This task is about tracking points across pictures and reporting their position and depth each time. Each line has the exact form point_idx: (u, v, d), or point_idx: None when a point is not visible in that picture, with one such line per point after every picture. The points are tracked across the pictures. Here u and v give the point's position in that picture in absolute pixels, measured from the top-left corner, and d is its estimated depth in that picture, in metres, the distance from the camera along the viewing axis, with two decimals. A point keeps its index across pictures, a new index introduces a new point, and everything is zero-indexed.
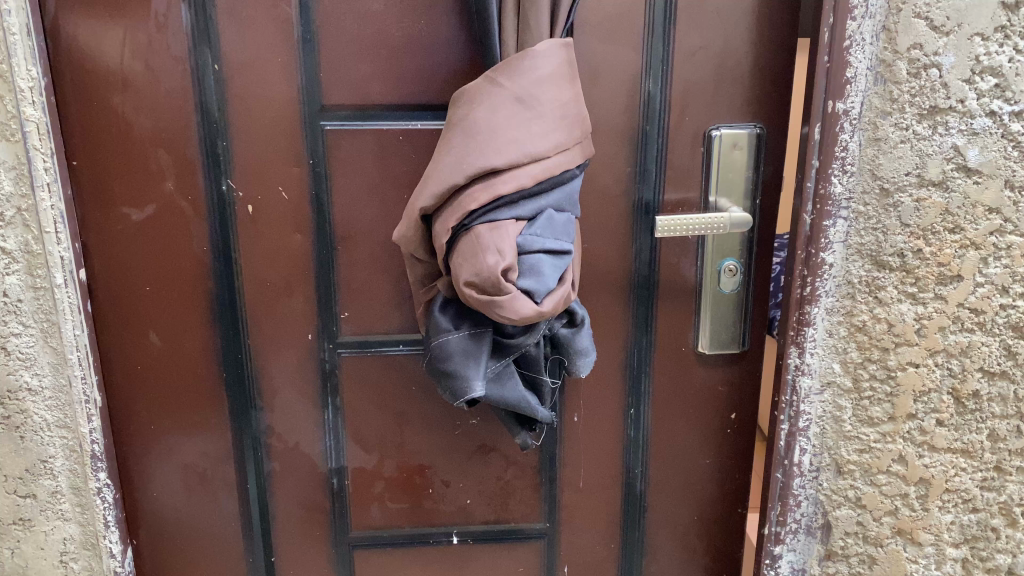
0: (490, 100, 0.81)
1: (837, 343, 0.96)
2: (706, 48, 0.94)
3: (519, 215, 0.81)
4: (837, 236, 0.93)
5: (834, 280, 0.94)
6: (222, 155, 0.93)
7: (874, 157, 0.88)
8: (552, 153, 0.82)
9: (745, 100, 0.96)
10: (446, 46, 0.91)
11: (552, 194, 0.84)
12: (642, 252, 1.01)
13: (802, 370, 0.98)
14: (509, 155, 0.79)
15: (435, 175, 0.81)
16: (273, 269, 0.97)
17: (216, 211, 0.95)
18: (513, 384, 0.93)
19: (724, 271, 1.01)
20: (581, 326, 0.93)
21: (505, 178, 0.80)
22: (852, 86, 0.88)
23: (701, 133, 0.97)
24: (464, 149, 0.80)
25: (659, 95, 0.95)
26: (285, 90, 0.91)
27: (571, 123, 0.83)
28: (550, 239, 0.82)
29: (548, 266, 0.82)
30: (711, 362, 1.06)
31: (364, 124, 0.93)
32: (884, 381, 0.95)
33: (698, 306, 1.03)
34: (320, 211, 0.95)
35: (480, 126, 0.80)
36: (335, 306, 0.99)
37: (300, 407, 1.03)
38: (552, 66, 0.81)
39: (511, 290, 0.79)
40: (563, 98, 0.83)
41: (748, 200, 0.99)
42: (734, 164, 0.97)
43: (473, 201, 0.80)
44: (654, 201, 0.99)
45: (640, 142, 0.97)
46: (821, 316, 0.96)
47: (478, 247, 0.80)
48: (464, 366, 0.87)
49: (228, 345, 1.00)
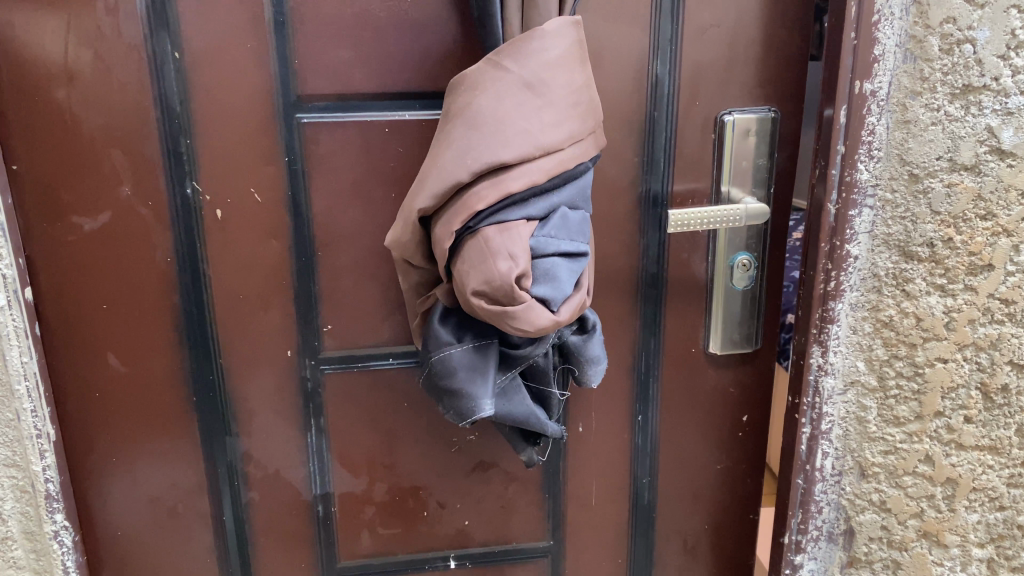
0: (496, 87, 0.72)
1: (861, 339, 0.90)
2: (718, 25, 0.86)
3: (531, 214, 0.73)
4: (862, 226, 0.86)
5: (859, 273, 0.88)
6: (186, 155, 0.82)
7: (903, 141, 0.82)
8: (565, 145, 0.74)
9: (758, 82, 0.89)
10: (436, 27, 0.82)
11: (565, 190, 0.75)
12: (649, 248, 0.93)
13: (824, 370, 0.92)
14: (519, 148, 0.71)
15: (435, 173, 0.73)
16: (247, 281, 0.87)
17: (181, 218, 0.84)
18: (521, 398, 0.85)
19: (737, 267, 0.94)
20: (592, 332, 0.86)
21: (515, 174, 0.72)
22: (880, 65, 0.81)
23: (712, 118, 0.89)
24: (468, 142, 0.72)
25: (668, 78, 0.87)
26: (256, 79, 0.81)
27: (584, 111, 0.75)
28: (565, 240, 0.75)
29: (564, 270, 0.75)
30: (722, 363, 0.99)
31: (345, 116, 0.83)
32: (911, 379, 0.88)
33: (709, 305, 0.96)
34: (298, 214, 0.86)
35: (485, 116, 0.72)
36: (317, 318, 0.90)
37: (280, 430, 0.94)
38: (563, 48, 0.73)
39: (525, 299, 0.72)
40: (576, 83, 0.74)
41: (762, 189, 0.92)
42: (747, 151, 0.90)
43: (481, 200, 0.72)
44: (662, 193, 0.92)
45: (647, 129, 0.89)
46: (844, 312, 0.89)
47: (487, 252, 0.72)
48: (469, 383, 0.79)
49: (198, 366, 0.90)
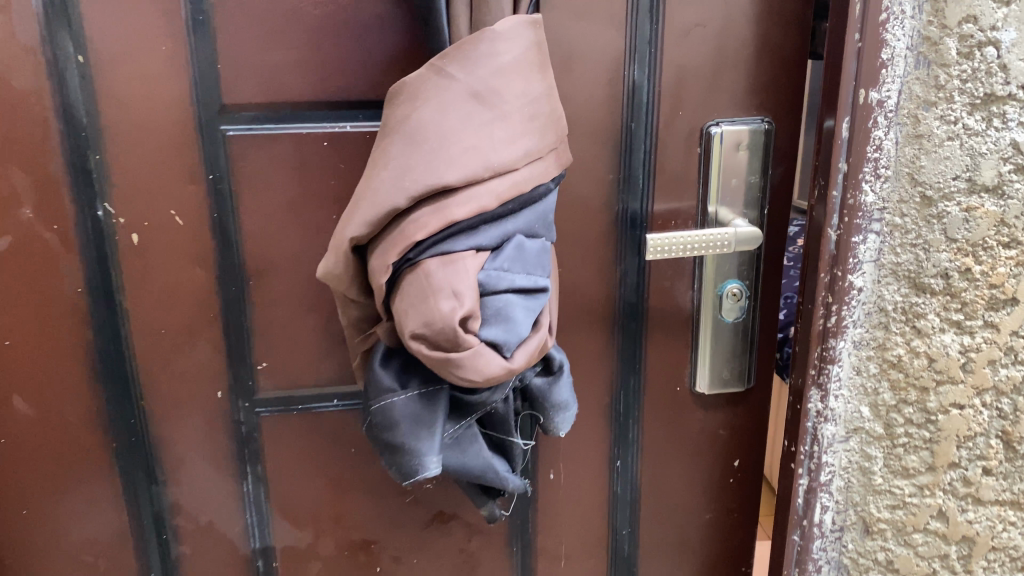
0: (439, 96, 0.62)
1: (865, 381, 0.80)
2: (704, 25, 0.76)
3: (480, 245, 0.63)
4: (867, 254, 0.76)
5: (864, 307, 0.77)
6: (95, 172, 0.72)
7: (914, 158, 0.72)
8: (520, 165, 0.63)
9: (751, 89, 0.78)
10: (380, 28, 0.71)
11: (521, 216, 0.65)
12: (627, 275, 0.83)
13: (823, 416, 0.81)
14: (466, 169, 0.61)
15: (369, 196, 0.62)
16: (170, 313, 0.77)
17: (92, 243, 0.74)
18: (477, 450, 0.75)
19: (727, 296, 0.83)
20: (559, 374, 0.75)
21: (460, 199, 0.62)
22: (889, 70, 0.70)
23: (698, 130, 0.79)
24: (407, 161, 0.61)
25: (647, 85, 0.77)
26: (174, 87, 0.71)
27: (543, 125, 0.65)
28: (521, 274, 0.64)
29: (519, 309, 0.64)
30: (709, 402, 0.89)
31: (278, 129, 0.73)
32: (922, 427, 0.77)
33: (695, 339, 0.86)
34: (226, 239, 0.76)
35: (427, 131, 0.61)
36: (251, 355, 0.80)
37: (213, 478, 0.84)
38: (517, 52, 0.63)
39: (472, 344, 0.62)
40: (532, 93, 0.64)
41: (754, 211, 0.81)
42: (737, 167, 0.80)
43: (420, 228, 0.61)
44: (641, 213, 0.81)
45: (623, 143, 0.79)
46: (846, 351, 0.79)
47: (428, 289, 0.61)
48: (413, 438, 0.69)
49: (117, 408, 0.79)
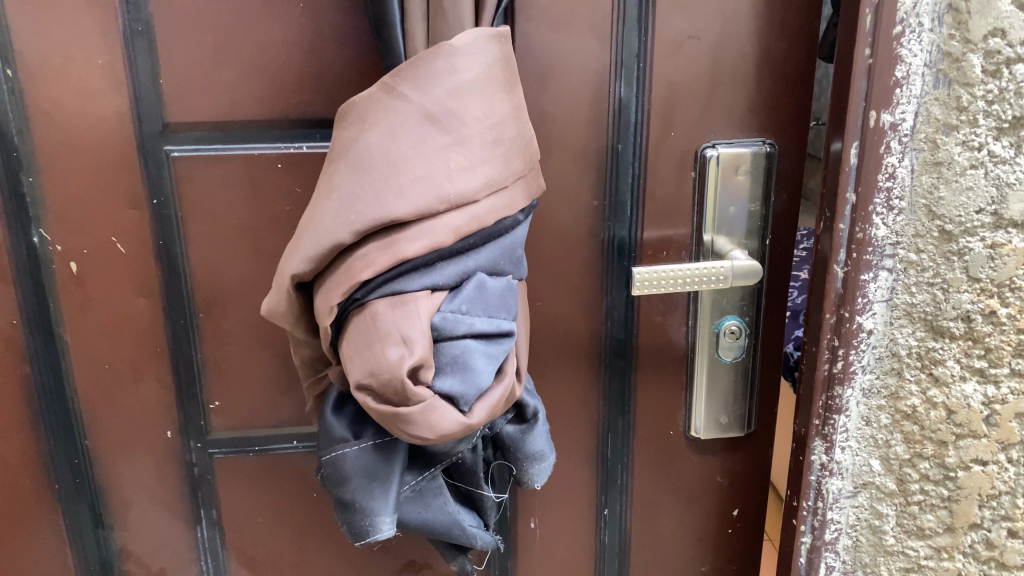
0: (390, 119, 0.55)
1: (875, 433, 0.72)
2: (698, 37, 0.68)
3: (434, 284, 0.56)
4: (878, 293, 0.67)
5: (874, 352, 0.69)
6: (29, 196, 0.67)
7: (933, 188, 0.63)
8: (480, 196, 0.56)
9: (752, 108, 0.71)
10: (338, 40, 0.65)
11: (482, 252, 0.58)
12: (613, 310, 0.76)
13: (828, 470, 0.73)
14: (418, 201, 0.54)
15: (311, 230, 0.55)
16: (114, 347, 0.72)
17: (27, 272, 0.68)
18: (441, 504, 0.68)
19: (724, 334, 0.75)
20: (534, 422, 0.68)
21: (413, 234, 0.55)
22: (904, 90, 0.62)
23: (692, 152, 0.72)
24: (353, 191, 0.54)
25: (635, 102, 0.70)
26: (112, 104, 0.65)
27: (507, 151, 0.58)
28: (481, 318, 0.57)
29: (479, 357, 0.57)
30: (706, 448, 0.81)
31: (227, 149, 0.67)
32: (940, 485, 0.69)
33: (690, 380, 0.78)
34: (173, 268, 0.70)
35: (375, 157, 0.54)
36: (202, 392, 0.74)
37: (164, 523, 0.78)
38: (477, 70, 0.56)
39: (424, 398, 0.54)
40: (495, 115, 0.57)
41: (756, 241, 0.73)
42: (736, 194, 0.72)
43: (367, 266, 0.54)
44: (630, 241, 0.74)
45: (608, 165, 0.72)
46: (855, 399, 0.71)
47: (373, 334, 0.54)
48: (366, 495, 0.62)
49: (59, 448, 0.74)
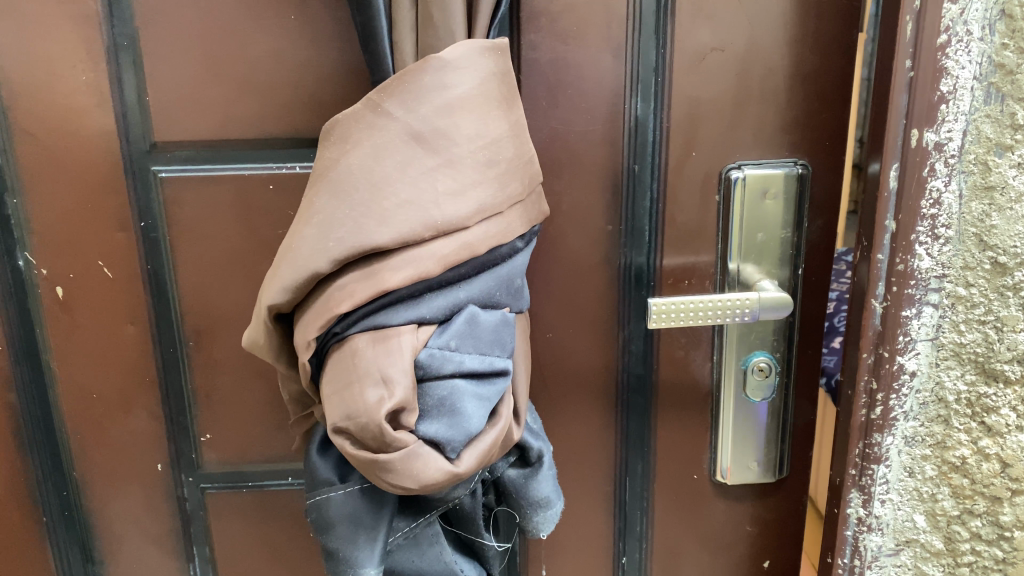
0: (374, 138, 0.51)
1: (919, 485, 0.64)
2: (722, 49, 0.63)
3: (420, 318, 0.51)
4: (921, 332, 0.60)
5: (918, 397, 0.62)
6: (14, 218, 0.64)
7: (984, 216, 0.56)
8: (471, 222, 0.51)
9: (782, 126, 0.65)
10: (333, 54, 0.61)
11: (475, 282, 0.53)
12: (631, 343, 0.71)
13: (866, 525, 0.66)
14: (401, 227, 0.49)
15: (290, 258, 0.51)
16: (104, 375, 0.69)
17: (12, 297, 0.66)
18: (437, 553, 0.63)
19: (752, 371, 0.69)
20: (539, 465, 0.62)
21: (395, 263, 0.50)
22: (950, 106, 0.56)
23: (716, 174, 0.66)
24: (332, 217, 0.50)
25: (652, 121, 0.65)
26: (98, 123, 0.62)
27: (503, 173, 0.53)
28: (470, 355, 0.52)
29: (469, 398, 0.52)
30: (734, 495, 0.75)
31: (215, 169, 0.63)
32: (993, 545, 0.62)
33: (715, 420, 0.72)
34: (162, 293, 0.66)
35: (356, 180, 0.50)
36: (193, 425, 0.70)
37: (156, 559, 0.74)
38: (468, 84, 0.51)
39: (406, 443, 0.49)
40: (490, 134, 0.52)
41: (787, 270, 0.67)
42: (764, 219, 0.66)
43: (345, 297, 0.50)
44: (648, 269, 0.69)
45: (624, 188, 0.67)
46: (896, 448, 0.63)
47: (353, 372, 0.50)
48: (350, 543, 0.57)
49: (47, 479, 0.71)
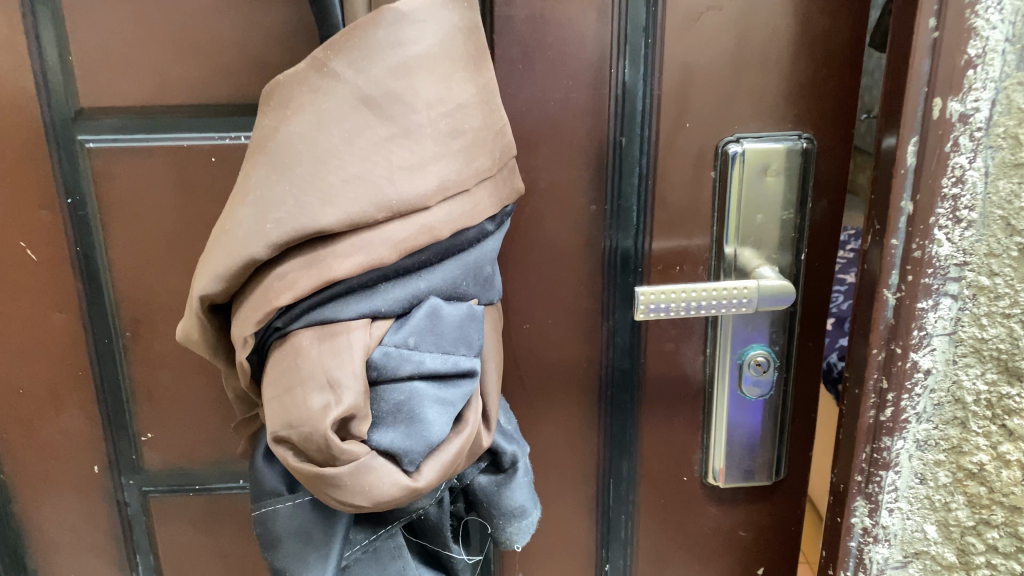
0: (318, 103, 0.44)
1: (931, 493, 0.58)
2: (720, 7, 0.56)
3: (374, 313, 0.44)
4: (938, 326, 0.54)
5: (932, 397, 0.56)
6: None
7: (1012, 196, 0.50)
8: (433, 202, 0.44)
9: (784, 95, 0.58)
10: (281, 9, 0.54)
11: (438, 270, 0.46)
12: (616, 335, 0.64)
13: (872, 536, 0.60)
14: (350, 207, 0.42)
15: (224, 241, 0.44)
16: (32, 369, 0.62)
17: None
18: (399, 568, 0.56)
19: (748, 365, 0.63)
20: (512, 472, 0.56)
21: (344, 249, 0.43)
22: (978, 72, 0.49)
23: (712, 148, 0.59)
24: (270, 194, 0.43)
25: (642, 88, 0.58)
26: (15, 86, 0.55)
27: (470, 145, 0.46)
28: (431, 354, 0.45)
29: (429, 403, 0.45)
30: (726, 499, 0.69)
31: (149, 139, 0.56)
32: (1012, 559, 0.55)
33: (707, 419, 0.66)
34: (94, 279, 0.60)
35: (298, 152, 0.43)
36: (133, 423, 0.64)
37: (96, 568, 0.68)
38: (427, 42, 0.44)
39: (355, 455, 0.43)
40: (454, 100, 0.45)
41: (788, 255, 0.61)
42: (764, 199, 0.59)
43: (286, 288, 0.43)
44: (636, 253, 0.62)
45: (610, 163, 0.60)
46: (906, 452, 0.57)
47: (295, 373, 0.43)
48: (299, 563, 0.51)
49: None
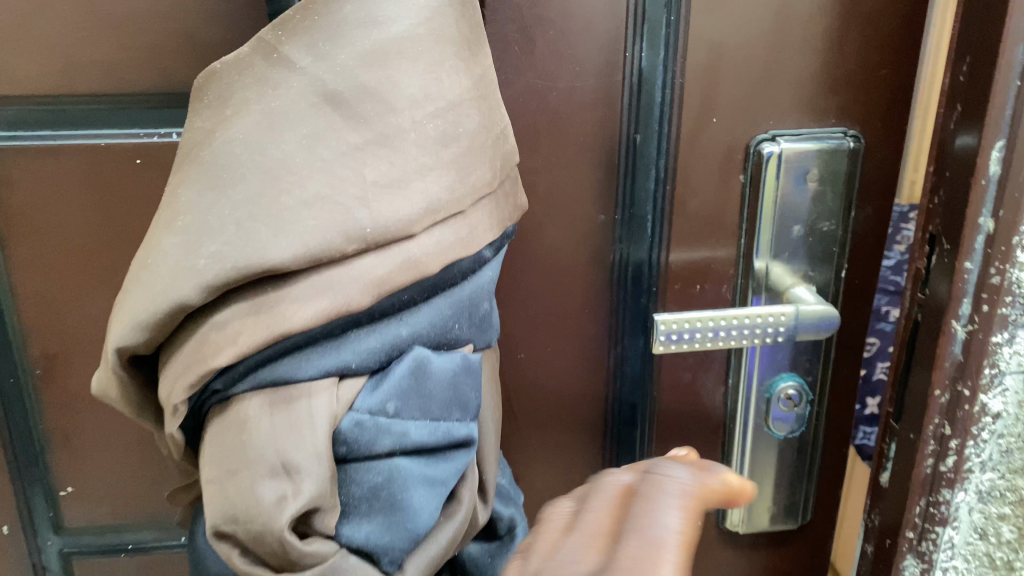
0: (269, 100, 0.34)
1: (991, 550, 0.51)
2: None
3: (341, 370, 0.34)
4: (1013, 362, 0.46)
5: (1000, 443, 0.48)
6: None
7: None
8: (419, 228, 0.34)
9: (829, 84, 0.49)
10: None
11: (424, 312, 0.36)
12: (624, 363, 0.56)
13: None
14: (309, 239, 0.32)
15: (146, 278, 0.34)
16: None
17: None
18: None
19: (778, 400, 0.54)
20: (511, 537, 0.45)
21: (302, 292, 0.33)
22: None
23: (743, 146, 0.50)
24: (205, 220, 0.33)
25: (661, 75, 0.48)
26: None
27: (463, 155, 0.36)
28: (415, 423, 0.36)
29: (414, 486, 0.35)
30: (746, 543, 0.60)
31: (56, 137, 0.50)
32: None
33: (726, 457, 0.57)
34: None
35: (242, 163, 0.33)
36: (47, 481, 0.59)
37: None
38: (411, 20, 0.34)
39: (321, 560, 0.33)
40: (445, 96, 0.35)
41: (828, 272, 0.52)
42: (803, 208, 0.50)
43: (227, 342, 0.33)
44: (650, 267, 0.53)
45: (622, 164, 0.51)
46: (967, 505, 0.49)
47: (239, 455, 0.33)
48: None
49: None
